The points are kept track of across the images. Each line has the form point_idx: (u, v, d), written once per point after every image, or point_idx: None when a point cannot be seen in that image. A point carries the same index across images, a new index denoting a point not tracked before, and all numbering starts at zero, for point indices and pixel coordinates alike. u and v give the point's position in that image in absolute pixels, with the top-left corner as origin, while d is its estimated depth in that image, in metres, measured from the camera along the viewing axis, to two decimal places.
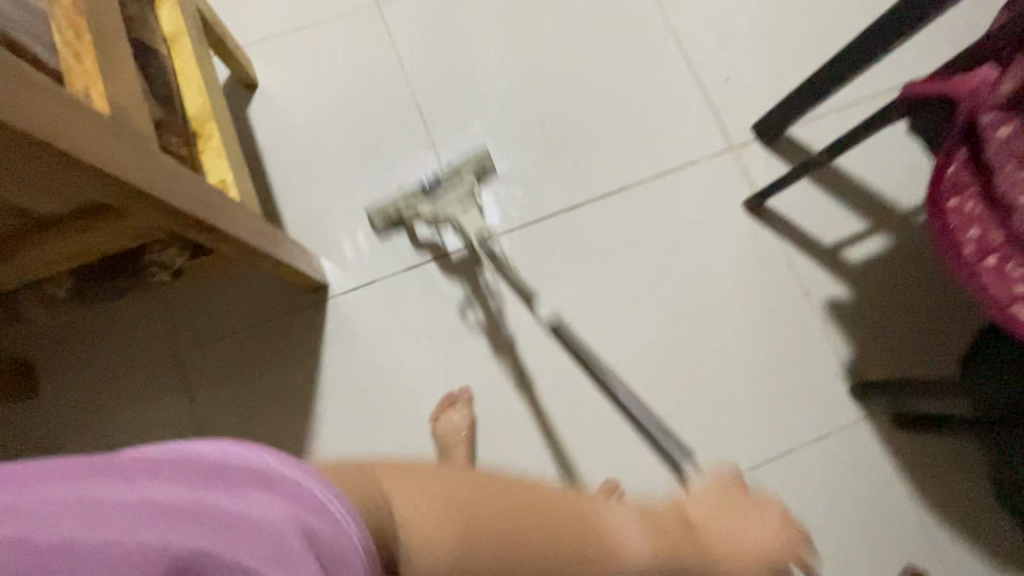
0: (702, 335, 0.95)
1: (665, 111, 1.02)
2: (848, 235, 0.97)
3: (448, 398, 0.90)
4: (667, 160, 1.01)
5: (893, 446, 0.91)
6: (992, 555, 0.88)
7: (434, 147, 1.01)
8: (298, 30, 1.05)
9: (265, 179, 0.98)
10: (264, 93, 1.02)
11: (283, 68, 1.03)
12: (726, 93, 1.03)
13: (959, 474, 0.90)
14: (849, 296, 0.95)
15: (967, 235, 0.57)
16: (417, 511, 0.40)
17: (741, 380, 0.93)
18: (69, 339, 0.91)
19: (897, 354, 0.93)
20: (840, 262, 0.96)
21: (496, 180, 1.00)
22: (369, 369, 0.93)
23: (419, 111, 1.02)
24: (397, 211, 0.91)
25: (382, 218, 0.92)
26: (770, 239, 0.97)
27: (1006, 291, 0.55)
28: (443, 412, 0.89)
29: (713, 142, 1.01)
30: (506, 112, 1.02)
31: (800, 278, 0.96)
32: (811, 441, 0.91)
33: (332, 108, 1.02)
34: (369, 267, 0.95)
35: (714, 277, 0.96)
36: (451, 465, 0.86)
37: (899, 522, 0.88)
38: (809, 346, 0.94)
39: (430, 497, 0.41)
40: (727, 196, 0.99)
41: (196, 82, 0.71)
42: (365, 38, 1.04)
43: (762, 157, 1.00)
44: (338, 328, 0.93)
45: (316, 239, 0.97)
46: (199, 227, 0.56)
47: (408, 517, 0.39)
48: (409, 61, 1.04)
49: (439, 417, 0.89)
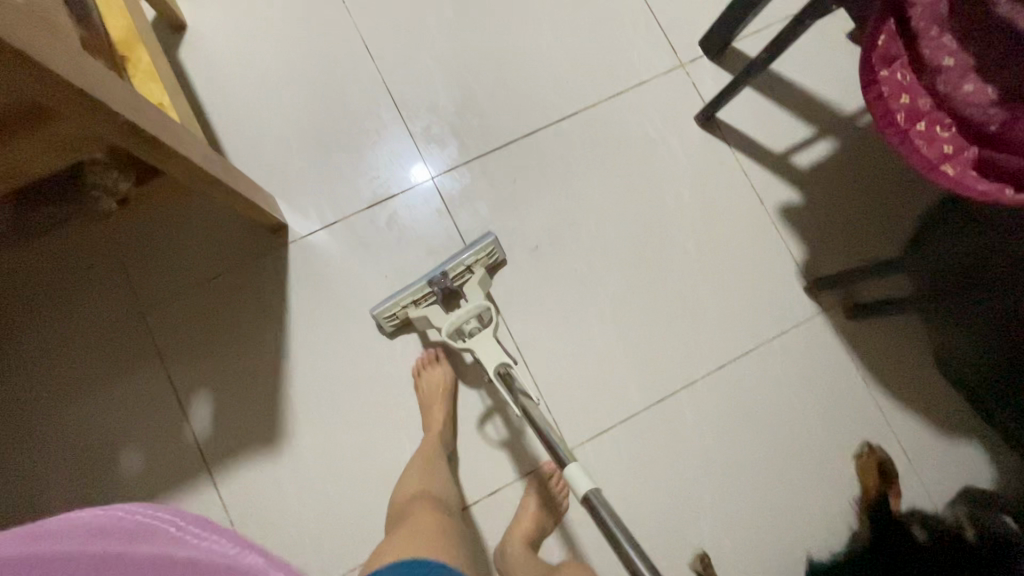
0: (665, 249, 0.97)
1: (615, 31, 1.02)
2: (796, 142, 1.00)
3: (428, 355, 0.91)
4: (619, 81, 1.01)
5: (848, 336, 0.96)
6: (941, 427, 0.95)
7: (385, 80, 0.98)
8: None
9: (208, 125, 0.94)
10: (196, 34, 0.97)
11: (214, 7, 0.98)
12: (672, 11, 1.03)
13: (908, 356, 0.96)
14: (800, 200, 0.99)
15: (898, 103, 0.60)
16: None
17: (705, 289, 0.97)
18: (13, 302, 0.86)
19: (847, 251, 0.98)
20: (790, 168, 1.00)
21: (451, 112, 0.98)
22: (338, 308, 0.91)
23: (366, 45, 0.99)
24: (405, 314, 0.87)
25: (392, 324, 0.88)
26: (723, 151, 1.00)
27: (935, 152, 0.59)
28: (424, 367, 0.90)
29: (663, 59, 1.02)
30: (455, 41, 1.00)
31: (753, 187, 0.99)
32: (772, 339, 0.96)
33: (272, 47, 0.98)
34: (331, 209, 0.94)
35: (673, 193, 0.99)
36: (430, 419, 0.87)
37: (857, 405, 0.94)
38: (766, 250, 0.98)
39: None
40: (680, 112, 1.01)
41: (117, 3, 0.66)
42: None
43: (711, 72, 1.02)
44: (303, 271, 0.92)
45: (270, 183, 0.94)
46: (136, 136, 0.54)
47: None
48: None
49: (422, 371, 0.90)
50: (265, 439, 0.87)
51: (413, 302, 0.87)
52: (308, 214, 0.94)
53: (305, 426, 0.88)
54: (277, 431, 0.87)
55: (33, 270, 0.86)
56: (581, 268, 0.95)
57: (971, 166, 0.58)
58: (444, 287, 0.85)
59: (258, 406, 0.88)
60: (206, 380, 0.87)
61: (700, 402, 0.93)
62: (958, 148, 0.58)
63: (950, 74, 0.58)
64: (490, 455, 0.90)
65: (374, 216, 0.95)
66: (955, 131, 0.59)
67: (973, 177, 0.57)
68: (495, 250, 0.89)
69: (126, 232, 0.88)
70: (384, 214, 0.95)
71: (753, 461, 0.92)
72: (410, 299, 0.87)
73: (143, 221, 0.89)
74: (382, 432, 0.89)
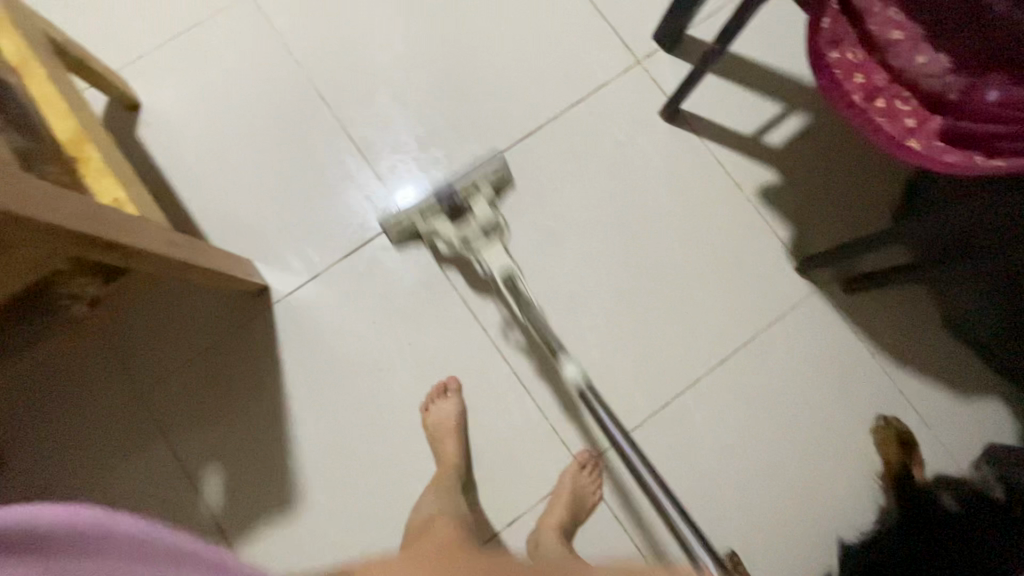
0: (648, 250, 0.96)
1: (565, 39, 1.01)
2: (766, 121, 0.99)
3: (437, 388, 0.90)
4: (578, 87, 1.00)
5: (847, 311, 0.94)
6: (956, 387, 0.93)
7: (344, 126, 0.98)
8: (171, 39, 0.99)
9: (176, 199, 0.94)
10: (150, 111, 0.97)
11: (165, 82, 0.98)
12: (621, 9, 1.02)
13: (912, 322, 0.94)
14: (778, 180, 0.97)
15: (852, 83, 0.58)
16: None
17: (695, 284, 0.95)
18: (14, 408, 0.87)
19: (833, 224, 0.96)
20: (763, 148, 0.98)
21: (415, 146, 0.98)
22: (331, 362, 0.91)
23: (319, 93, 0.98)
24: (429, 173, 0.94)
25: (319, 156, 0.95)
26: (693, 143, 0.98)
27: (898, 127, 0.57)
28: (433, 402, 0.89)
29: (619, 58, 1.01)
30: (408, 74, 0.99)
31: (729, 173, 0.98)
32: (771, 325, 0.94)
33: (229, 111, 0.98)
34: (310, 263, 0.94)
35: (648, 192, 0.97)
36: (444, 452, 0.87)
37: (865, 378, 0.93)
38: (751, 235, 0.97)
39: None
40: (643, 110, 0.99)
41: (61, 106, 0.66)
42: (247, 29, 1.00)
43: (669, 64, 1.00)
44: (291, 330, 0.92)
45: (246, 247, 0.94)
46: (90, 242, 0.54)
47: None
48: (296, 44, 0.99)
49: (431, 408, 0.89)
50: (278, 500, 0.88)
51: (421, 214, 0.90)
52: (287, 273, 0.93)
53: (316, 484, 0.88)
54: (289, 492, 0.88)
55: (30, 373, 0.87)
56: (566, 282, 0.95)
57: (937, 138, 0.56)
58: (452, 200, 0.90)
59: (267, 471, 0.88)
60: (213, 453, 0.87)
61: (706, 400, 0.92)
62: (920, 121, 0.57)
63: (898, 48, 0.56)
64: (503, 484, 0.90)
65: (353, 263, 0.94)
66: (915, 104, 0.57)
67: (940, 148, 0.55)
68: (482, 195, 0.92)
69: (114, 320, 0.89)
70: (363, 260, 0.94)
71: (769, 451, 0.91)
72: (420, 211, 0.90)
73: (129, 306, 0.90)
74: (393, 477, 0.89)
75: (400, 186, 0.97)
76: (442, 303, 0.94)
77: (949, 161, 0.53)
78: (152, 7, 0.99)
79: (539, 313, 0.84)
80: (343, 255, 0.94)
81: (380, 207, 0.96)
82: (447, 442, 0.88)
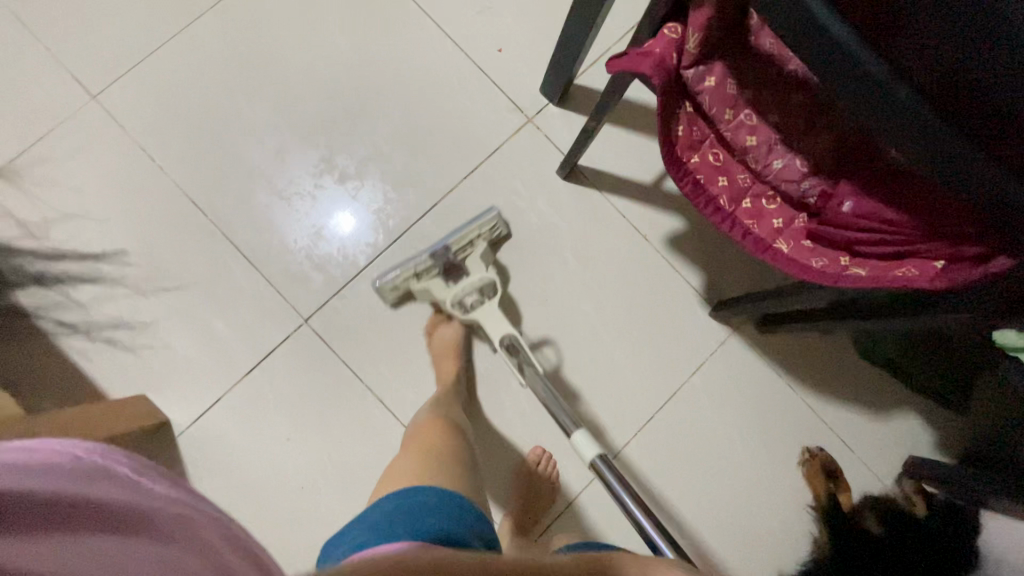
0: (565, 319, 0.94)
1: (451, 103, 0.96)
2: (665, 166, 0.96)
3: (439, 312, 0.91)
4: (470, 155, 0.95)
5: (763, 348, 0.95)
6: (872, 408, 0.96)
7: (223, 232, 0.91)
8: (13, 159, 0.89)
9: (43, 337, 0.86)
10: (2, 245, 0.87)
11: (13, 211, 0.88)
12: (503, 64, 0.97)
13: (828, 350, 0.96)
14: (684, 225, 0.96)
15: (716, 186, 0.56)
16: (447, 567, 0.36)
17: (614, 346, 0.94)
18: None
19: (742, 266, 0.96)
20: (666, 195, 0.96)
21: (305, 244, 0.92)
22: (249, 484, 0.86)
23: (190, 198, 0.91)
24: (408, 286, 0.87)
25: None
26: (594, 198, 0.96)
27: (766, 229, 0.55)
28: (434, 326, 0.90)
29: (509, 119, 0.96)
30: (287, 165, 0.93)
31: (634, 224, 0.96)
32: (692, 376, 0.95)
33: (92, 232, 0.89)
34: (210, 384, 0.88)
35: (555, 253, 0.95)
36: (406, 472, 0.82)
37: (788, 414, 0.95)
38: (663, 287, 0.96)
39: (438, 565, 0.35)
40: (542, 171, 0.96)
41: None
42: (96, 138, 0.90)
43: (560, 119, 0.96)
44: (201, 462, 0.86)
45: (139, 379, 0.87)
46: None
47: None
48: (156, 146, 0.91)
49: (432, 329, 0.90)
50: None
51: None
52: (187, 399, 0.87)
53: None
54: None
55: None
56: (468, 379, 0.92)
57: (803, 238, 0.54)
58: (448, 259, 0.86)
59: None
60: None
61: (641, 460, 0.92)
62: (787, 220, 0.55)
63: (756, 151, 0.54)
64: None
65: (259, 379, 0.89)
66: (780, 201, 0.56)
67: (806, 250, 0.53)
68: (498, 221, 0.89)
69: None
70: (269, 372, 0.89)
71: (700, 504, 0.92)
72: None
73: None
74: None
75: (296, 280, 0.91)
76: (357, 404, 0.90)
77: (818, 267, 0.52)
78: None
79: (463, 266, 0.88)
80: (244, 372, 0.89)
81: (276, 312, 0.90)
82: (444, 369, 0.88)
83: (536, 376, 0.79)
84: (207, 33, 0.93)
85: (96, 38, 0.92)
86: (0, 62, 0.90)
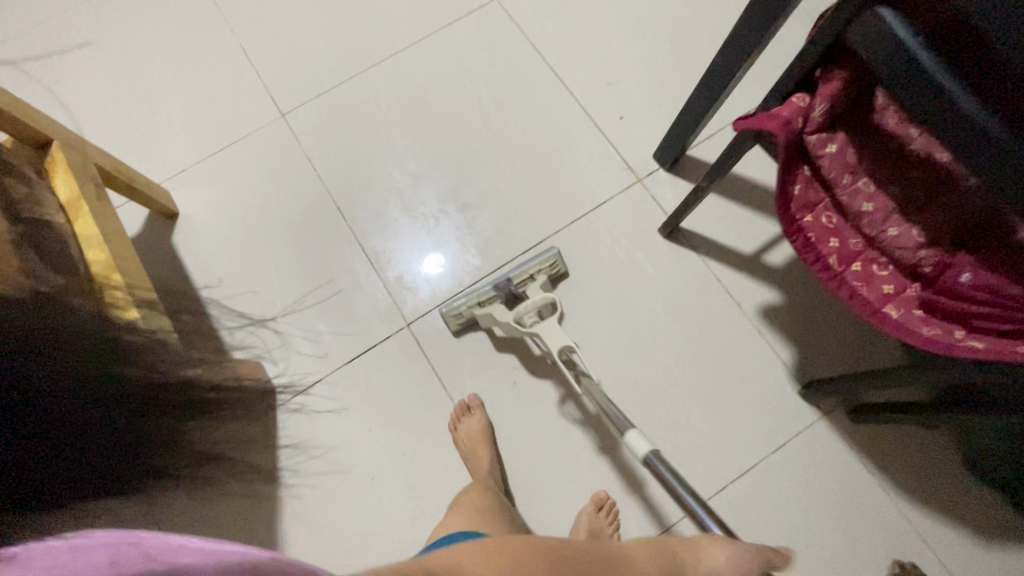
0: (646, 370, 0.96)
1: (570, 156, 1.07)
2: (768, 240, 0.99)
3: (460, 406, 0.94)
4: (579, 204, 1.04)
5: (854, 440, 0.91)
6: (977, 531, 0.87)
7: (357, 238, 1.04)
8: (214, 153, 1.10)
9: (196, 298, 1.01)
10: (186, 220, 1.06)
11: (203, 194, 1.07)
12: (623, 130, 1.07)
13: (927, 456, 0.89)
14: (780, 299, 0.97)
15: (827, 246, 0.58)
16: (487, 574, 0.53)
17: (693, 406, 0.94)
18: None
19: (838, 350, 0.94)
20: (764, 267, 0.98)
21: (422, 257, 1.03)
22: (329, 463, 0.94)
23: (337, 206, 1.06)
24: (470, 313, 0.95)
25: None
26: (692, 259, 1.00)
27: (876, 294, 0.57)
28: (459, 419, 0.93)
29: (621, 177, 1.05)
30: (420, 190, 1.07)
31: (729, 291, 0.98)
32: (771, 453, 0.91)
33: (255, 220, 1.06)
34: (315, 366, 0.98)
35: (646, 304, 0.99)
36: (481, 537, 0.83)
37: (877, 516, 0.88)
38: (751, 356, 0.95)
39: (508, 568, 0.54)
40: (645, 227, 1.02)
41: (95, 239, 0.75)
42: (277, 147, 1.10)
43: (669, 184, 1.04)
44: (293, 435, 0.95)
45: (261, 349, 0.99)
46: None
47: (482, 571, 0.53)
48: (320, 160, 1.09)
49: (458, 425, 0.93)
50: None
51: None
52: (294, 374, 0.98)
53: None
54: None
55: None
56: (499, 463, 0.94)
57: (915, 307, 0.55)
58: (509, 291, 0.93)
59: None
60: None
61: None
62: (898, 287, 0.56)
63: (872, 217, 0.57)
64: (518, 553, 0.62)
65: (356, 369, 0.98)
66: (892, 269, 0.57)
67: (918, 319, 0.54)
68: (559, 260, 0.97)
69: None
70: (367, 365, 0.98)
71: None
72: None
73: None
74: None
75: (407, 287, 1.02)
76: (437, 409, 0.96)
77: (929, 335, 0.53)
78: (199, 130, 1.11)
79: (595, 386, 0.82)
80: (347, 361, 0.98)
81: (385, 313, 1.00)
82: (479, 453, 0.91)
83: (596, 386, 0.82)
84: (380, 78, 1.13)
85: (296, 72, 1.14)
86: (223, 81, 1.13)
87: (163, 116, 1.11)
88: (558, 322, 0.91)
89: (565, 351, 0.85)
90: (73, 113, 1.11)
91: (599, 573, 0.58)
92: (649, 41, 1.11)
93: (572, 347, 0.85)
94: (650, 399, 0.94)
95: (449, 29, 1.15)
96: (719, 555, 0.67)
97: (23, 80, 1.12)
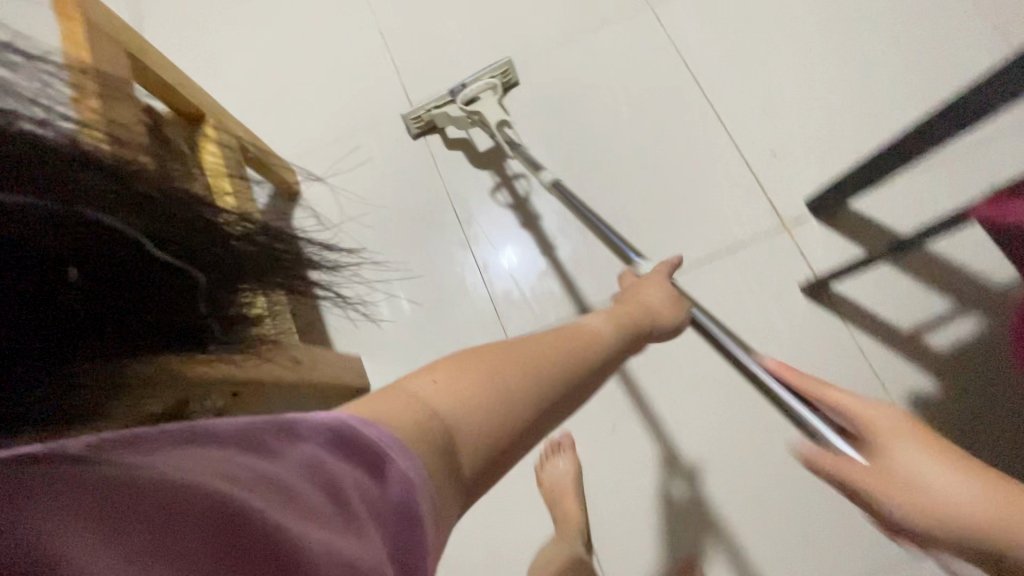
0: (765, 441, 0.85)
1: (709, 189, 0.97)
2: (933, 319, 0.86)
3: (550, 444, 0.88)
4: (712, 243, 0.95)
5: None
6: None
7: (470, 244, 1.01)
8: (342, 137, 1.09)
9: None
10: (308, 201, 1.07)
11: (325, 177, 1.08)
12: (776, 168, 0.96)
13: None
14: (938, 391, 0.84)
15: None
16: (476, 428, 0.40)
17: (815, 493, 0.83)
18: None
19: (1003, 463, 0.80)
20: (923, 350, 0.85)
21: (534, 274, 0.98)
22: None
23: (454, 207, 1.03)
24: (429, 117, 1.01)
25: None
26: (836, 326, 0.88)
27: None
28: (547, 459, 0.87)
29: (764, 221, 0.94)
30: (541, 203, 1.01)
31: (875, 369, 0.86)
32: (900, 565, 0.79)
33: (372, 211, 1.05)
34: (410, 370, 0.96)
35: (775, 367, 0.88)
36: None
37: None
38: None
39: (479, 388, 0.42)
40: (784, 281, 0.91)
41: None
42: (402, 138, 1.07)
43: (820, 236, 0.92)
44: None
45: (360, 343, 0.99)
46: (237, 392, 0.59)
47: (465, 427, 0.40)
48: (443, 157, 1.05)
49: (545, 465, 0.87)
50: None
51: None
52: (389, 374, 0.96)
53: None
54: None
55: None
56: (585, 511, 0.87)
57: None
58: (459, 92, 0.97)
59: None
60: None
61: None
62: None
63: None
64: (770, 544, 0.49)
65: None
66: None
67: None
68: (508, 67, 1.01)
69: None
70: None
71: None
72: None
73: None
74: None
75: (515, 303, 0.97)
76: None
77: None
78: (331, 112, 1.11)
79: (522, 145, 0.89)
80: None
81: (489, 327, 0.96)
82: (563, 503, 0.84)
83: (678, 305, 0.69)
84: (516, 79, 1.08)
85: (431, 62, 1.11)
86: (360, 64, 1.12)
87: (299, 94, 1.12)
88: (499, 100, 0.99)
89: (502, 126, 0.95)
90: (218, 81, 1.14)
91: (544, 389, 0.46)
92: (821, 72, 0.99)
93: (507, 122, 0.95)
94: (766, 475, 0.84)
95: (596, 34, 1.08)
96: (662, 298, 0.66)
97: (181, 45, 1.17)
